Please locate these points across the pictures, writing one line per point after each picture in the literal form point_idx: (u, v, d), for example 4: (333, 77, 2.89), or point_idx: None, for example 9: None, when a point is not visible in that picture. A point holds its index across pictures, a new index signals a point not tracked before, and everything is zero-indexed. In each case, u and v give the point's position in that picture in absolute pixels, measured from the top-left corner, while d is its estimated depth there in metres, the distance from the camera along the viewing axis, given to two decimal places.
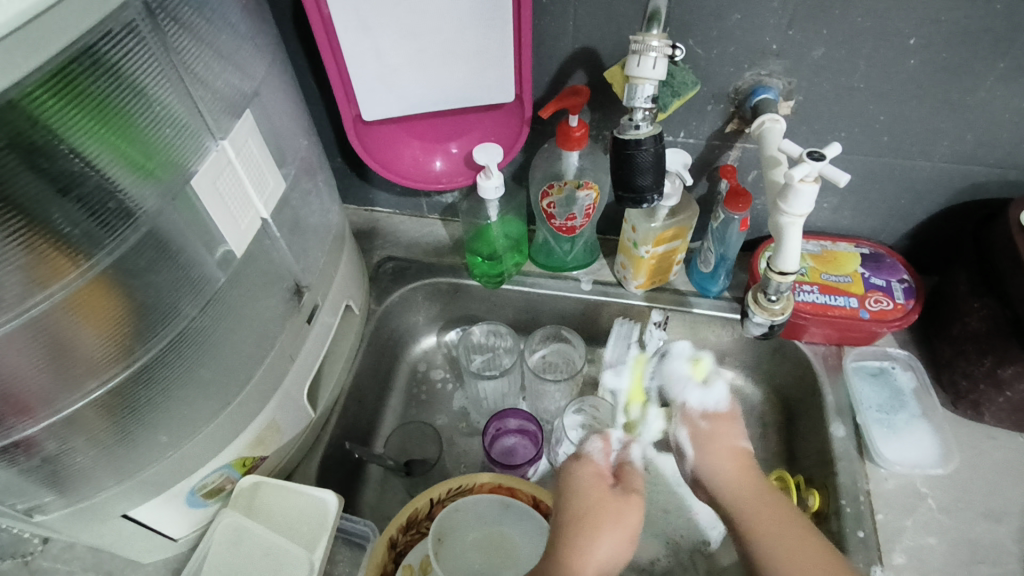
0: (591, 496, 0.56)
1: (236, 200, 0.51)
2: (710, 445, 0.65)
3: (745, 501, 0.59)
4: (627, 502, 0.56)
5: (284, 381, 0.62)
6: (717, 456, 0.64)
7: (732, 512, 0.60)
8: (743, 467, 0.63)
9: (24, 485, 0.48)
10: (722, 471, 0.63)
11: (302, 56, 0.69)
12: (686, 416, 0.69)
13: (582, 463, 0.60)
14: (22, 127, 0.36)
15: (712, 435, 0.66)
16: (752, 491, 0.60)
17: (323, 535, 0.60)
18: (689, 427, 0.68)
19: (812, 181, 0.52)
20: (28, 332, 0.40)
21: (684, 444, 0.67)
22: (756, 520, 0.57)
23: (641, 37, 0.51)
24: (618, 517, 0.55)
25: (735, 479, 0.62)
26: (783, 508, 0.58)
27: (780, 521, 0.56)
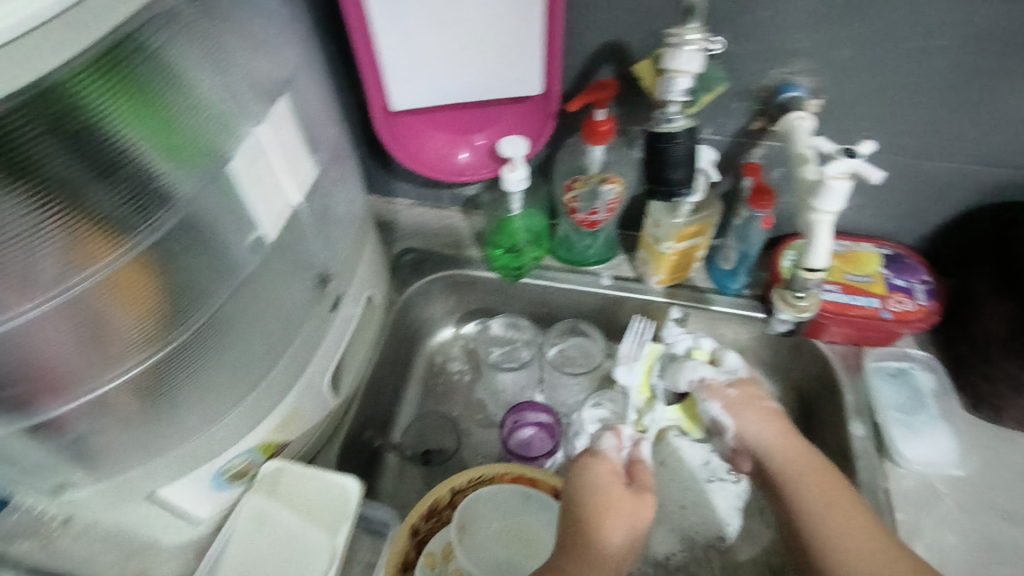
0: (607, 494, 0.55)
1: (269, 186, 0.51)
2: (746, 411, 0.68)
3: (792, 467, 0.62)
4: (643, 502, 0.56)
5: (311, 361, 0.62)
6: (755, 418, 0.67)
7: (779, 476, 0.62)
8: (784, 431, 0.65)
9: (55, 462, 0.49)
10: (766, 436, 0.65)
11: (330, 45, 0.69)
12: (711, 388, 0.71)
13: (598, 460, 0.59)
14: (64, 107, 0.36)
15: (743, 398, 0.69)
16: (799, 457, 0.62)
17: (344, 522, 0.60)
18: (719, 397, 0.70)
19: (845, 178, 0.53)
20: (65, 309, 0.41)
21: (721, 414, 0.69)
22: (805, 484, 0.60)
23: (679, 31, 0.52)
24: (630, 517, 0.54)
25: (781, 446, 0.64)
26: (832, 476, 0.60)
27: (825, 486, 0.59)
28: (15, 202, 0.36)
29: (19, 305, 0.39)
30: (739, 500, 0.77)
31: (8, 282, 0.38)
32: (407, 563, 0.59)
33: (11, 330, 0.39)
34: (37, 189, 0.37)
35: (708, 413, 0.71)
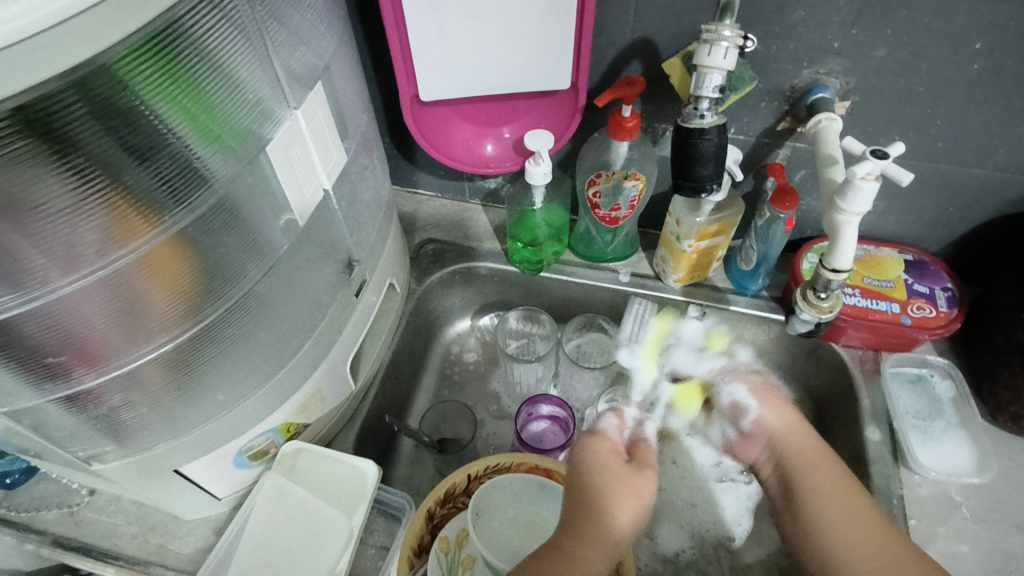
0: (608, 472, 0.55)
1: (304, 169, 0.52)
2: (767, 396, 0.64)
3: (806, 464, 0.59)
4: (643, 478, 0.55)
5: (331, 349, 0.64)
6: (777, 406, 0.63)
7: (792, 471, 0.59)
8: (802, 424, 0.62)
9: (87, 433, 0.50)
10: (786, 428, 0.62)
11: (362, 34, 0.70)
12: (736, 372, 0.68)
13: (596, 439, 0.58)
14: (112, 89, 0.37)
15: (767, 386, 0.66)
16: (813, 454, 0.59)
17: (361, 504, 0.63)
18: (744, 382, 0.67)
19: (873, 179, 0.54)
20: (104, 286, 0.42)
21: (744, 397, 0.65)
22: (815, 483, 0.57)
23: (714, 26, 0.53)
24: (632, 493, 0.54)
25: (798, 439, 0.61)
26: (844, 477, 0.57)
27: (839, 488, 0.56)
28: (59, 179, 0.37)
29: (59, 279, 0.39)
30: (749, 500, 0.77)
31: (51, 255, 0.38)
32: (421, 547, 0.59)
33: (52, 303, 0.40)
34: (79, 168, 0.37)
35: (727, 396, 0.67)
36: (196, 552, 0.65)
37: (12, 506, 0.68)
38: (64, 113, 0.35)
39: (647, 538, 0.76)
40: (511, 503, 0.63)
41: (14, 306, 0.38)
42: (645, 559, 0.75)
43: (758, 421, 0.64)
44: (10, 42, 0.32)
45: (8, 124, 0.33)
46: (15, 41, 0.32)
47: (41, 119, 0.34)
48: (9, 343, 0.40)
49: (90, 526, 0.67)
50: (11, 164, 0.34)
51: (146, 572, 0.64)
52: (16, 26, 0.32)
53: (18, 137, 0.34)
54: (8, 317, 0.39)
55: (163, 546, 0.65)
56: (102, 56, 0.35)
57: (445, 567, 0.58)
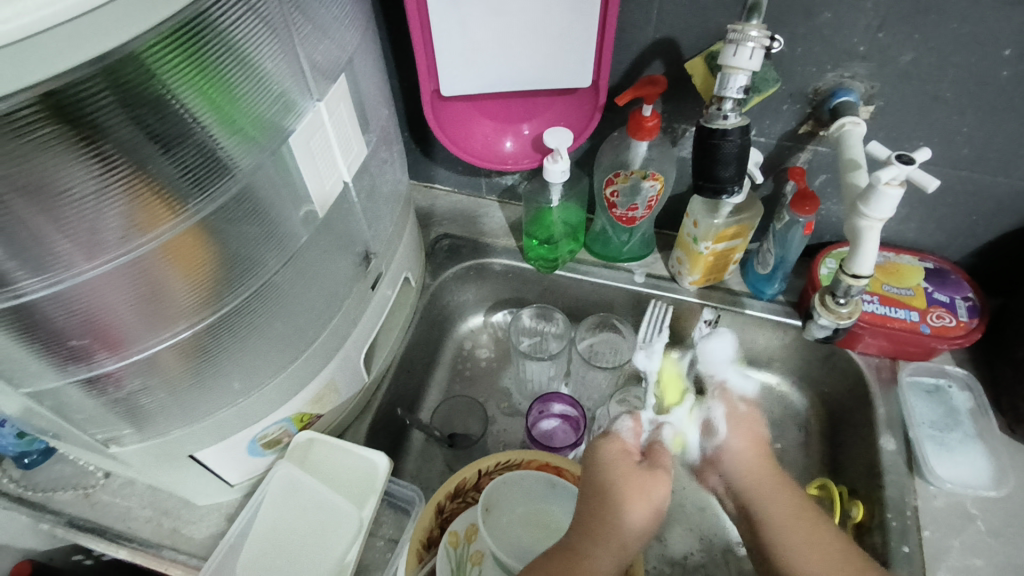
0: (620, 471, 0.55)
1: (325, 161, 0.53)
2: (740, 427, 0.63)
3: (764, 496, 0.58)
4: (655, 478, 0.55)
5: (345, 342, 0.64)
6: (744, 438, 0.62)
7: (749, 505, 0.59)
8: (759, 456, 0.61)
9: (105, 417, 0.50)
10: (745, 461, 0.61)
11: (385, 29, 0.71)
12: (726, 394, 0.66)
13: (609, 437, 0.58)
14: (138, 78, 0.37)
15: (749, 418, 0.64)
16: (769, 485, 0.59)
17: (371, 497, 0.64)
18: (727, 406, 0.65)
19: (897, 184, 0.53)
20: (125, 272, 0.42)
21: (718, 420, 0.64)
22: (771, 515, 0.57)
23: (740, 27, 0.52)
24: (645, 494, 0.53)
25: (755, 472, 0.60)
26: (800, 505, 0.57)
27: (796, 516, 0.56)
28: (84, 166, 0.37)
29: (83, 264, 0.40)
30: None
31: (74, 240, 0.39)
32: (430, 541, 0.59)
33: (75, 287, 0.40)
34: (104, 155, 0.37)
35: (703, 412, 0.66)
36: (208, 537, 0.66)
37: (29, 486, 0.69)
38: (91, 100, 0.35)
39: (655, 540, 0.75)
40: (522, 500, 0.64)
41: (38, 289, 0.39)
42: (652, 561, 0.74)
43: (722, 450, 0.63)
44: (16, 38, 0.30)
45: (36, 110, 0.33)
46: (14, 41, 0.30)
47: (69, 106, 0.35)
48: (32, 325, 0.41)
49: (105, 508, 0.68)
50: (38, 149, 0.35)
51: (159, 555, 0.65)
52: (18, 25, 0.30)
53: (45, 122, 0.34)
54: (32, 299, 0.39)
55: (175, 530, 0.66)
56: (130, 46, 0.35)
57: (453, 562, 0.58)
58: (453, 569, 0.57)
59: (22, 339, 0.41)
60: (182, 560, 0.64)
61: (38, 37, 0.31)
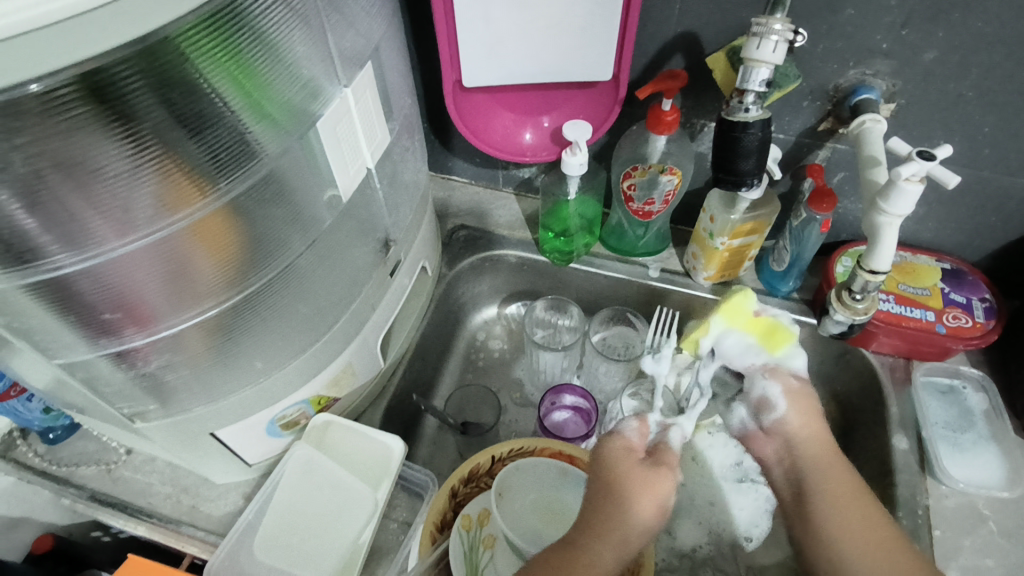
0: (625, 467, 0.54)
1: (350, 147, 0.54)
2: (801, 403, 0.63)
3: (824, 470, 0.58)
4: (659, 475, 0.55)
5: (363, 328, 0.66)
6: (805, 414, 0.62)
7: (804, 476, 0.59)
8: (824, 433, 0.61)
9: (131, 391, 0.52)
10: (809, 433, 0.61)
11: (408, 19, 0.72)
12: (776, 370, 0.65)
13: (615, 436, 0.58)
14: (171, 60, 0.38)
15: (805, 393, 0.64)
16: (830, 462, 0.59)
17: (386, 480, 0.65)
18: (782, 381, 0.64)
19: (917, 180, 0.53)
20: (153, 252, 0.43)
21: (777, 396, 0.63)
22: (828, 487, 0.57)
23: (764, 20, 0.52)
24: (650, 491, 0.53)
25: (816, 444, 0.60)
26: (857, 487, 0.57)
27: (854, 494, 0.56)
28: (117, 145, 0.38)
29: (115, 241, 0.41)
30: (767, 502, 0.76)
31: (107, 217, 0.40)
32: (444, 523, 0.60)
33: (107, 263, 0.41)
34: (138, 135, 0.38)
35: (758, 389, 0.65)
36: (226, 515, 0.67)
37: (53, 460, 0.71)
38: (128, 81, 0.36)
39: (664, 532, 0.76)
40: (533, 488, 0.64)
41: (72, 263, 0.40)
42: (661, 554, 0.75)
43: (781, 423, 0.62)
44: (41, 25, 0.33)
45: (73, 89, 0.34)
46: (17, 33, 0.32)
47: (106, 86, 0.35)
48: (66, 298, 0.42)
49: (126, 484, 0.69)
50: (75, 128, 0.36)
51: (178, 531, 0.66)
52: (21, 19, 0.32)
53: (82, 101, 0.35)
54: (67, 272, 0.40)
55: (194, 507, 0.68)
56: (163, 29, 0.36)
57: (465, 544, 0.59)
58: (466, 553, 0.58)
59: (56, 312, 0.42)
60: (200, 536, 0.66)
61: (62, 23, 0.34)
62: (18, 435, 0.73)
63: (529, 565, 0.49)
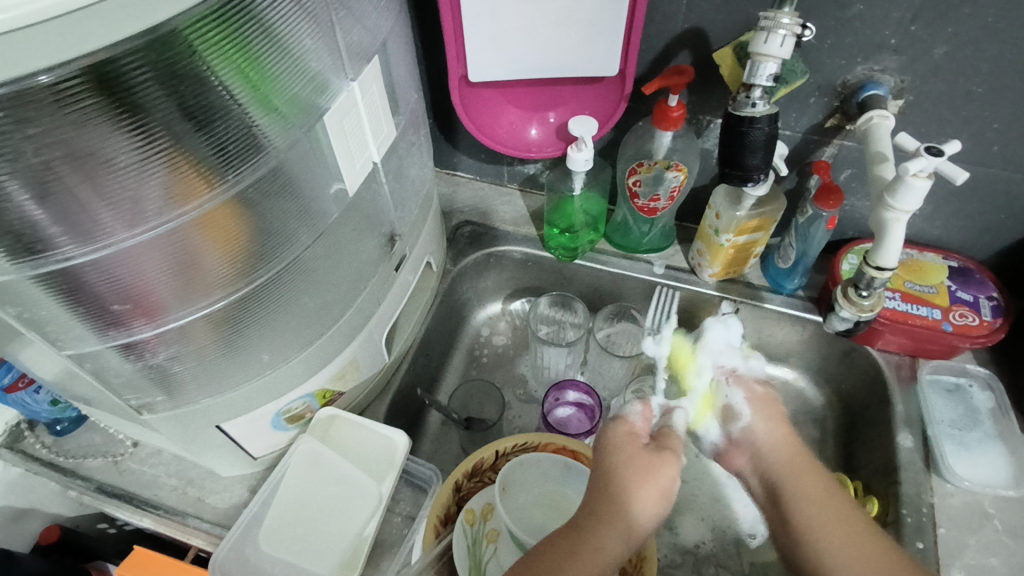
0: (628, 454, 0.54)
1: (356, 141, 0.54)
2: (764, 411, 0.63)
3: (794, 474, 0.58)
4: (661, 459, 0.54)
5: (368, 322, 0.66)
6: (770, 419, 0.63)
7: (779, 481, 0.59)
8: (789, 438, 0.61)
9: (138, 383, 0.52)
10: (773, 439, 0.61)
11: (415, 15, 0.72)
12: (740, 379, 0.67)
13: (617, 421, 0.58)
14: (179, 53, 0.38)
15: (769, 399, 0.65)
16: (800, 466, 0.59)
17: (391, 472, 0.66)
18: (745, 388, 0.66)
19: (925, 176, 0.53)
20: (161, 244, 0.43)
21: (740, 401, 0.65)
22: (801, 489, 0.57)
23: (772, 14, 0.53)
24: (653, 476, 0.53)
25: (785, 451, 0.60)
26: (831, 489, 0.57)
27: (826, 494, 0.56)
28: (126, 137, 0.38)
29: (124, 232, 0.41)
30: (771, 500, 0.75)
31: (115, 209, 0.40)
32: (447, 517, 0.61)
33: (116, 254, 0.42)
34: (146, 128, 0.38)
35: (726, 399, 0.66)
36: (231, 507, 0.68)
37: (61, 452, 0.72)
38: (137, 73, 0.36)
39: (667, 528, 0.76)
40: (538, 483, 0.65)
41: (80, 254, 0.40)
42: (664, 550, 0.75)
43: (748, 433, 0.63)
44: (51, 16, 0.33)
45: (83, 81, 0.34)
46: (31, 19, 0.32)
47: (115, 78, 0.36)
48: (76, 290, 0.42)
49: (132, 476, 0.70)
50: (83, 119, 0.36)
51: (184, 522, 0.67)
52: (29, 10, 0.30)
53: (91, 93, 0.35)
54: (76, 263, 0.40)
55: (200, 499, 0.68)
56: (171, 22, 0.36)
57: (469, 538, 0.59)
58: (469, 546, 0.58)
59: (65, 303, 0.42)
60: (206, 528, 0.66)
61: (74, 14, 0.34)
62: (26, 427, 0.73)
63: (527, 560, 0.50)
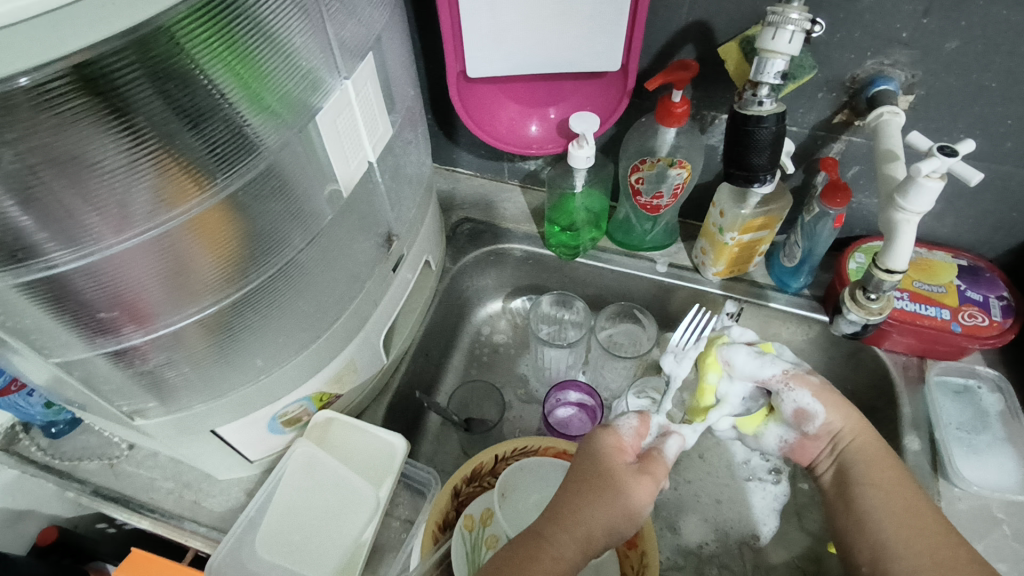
0: (604, 468, 0.51)
1: (350, 141, 0.52)
2: (831, 397, 0.59)
3: (869, 463, 0.57)
4: (637, 481, 0.50)
5: (366, 324, 0.65)
6: (841, 406, 0.59)
7: (851, 468, 0.58)
8: (863, 422, 0.59)
9: (131, 389, 0.51)
10: (852, 427, 0.59)
11: (412, 8, 0.70)
12: (795, 374, 0.60)
13: (606, 430, 0.54)
14: (165, 51, 0.36)
15: (828, 384, 0.60)
16: (877, 454, 0.57)
17: (388, 477, 0.65)
18: (807, 384, 0.59)
19: (938, 177, 0.51)
20: (152, 248, 0.42)
21: (810, 403, 0.59)
22: (871, 477, 0.56)
23: (780, 9, 0.51)
24: (616, 497, 0.50)
25: (862, 438, 0.58)
26: (904, 477, 0.56)
27: (896, 482, 0.56)
28: (112, 139, 0.36)
29: (112, 238, 0.40)
30: (776, 502, 0.76)
31: (104, 214, 0.38)
32: (446, 523, 0.60)
33: (105, 260, 0.40)
34: (134, 129, 0.37)
35: (790, 404, 0.60)
36: (228, 511, 0.67)
37: (56, 455, 0.71)
38: (122, 72, 0.35)
39: (669, 530, 0.75)
40: (539, 488, 0.64)
41: (68, 261, 0.39)
42: (667, 552, 0.74)
43: (826, 427, 0.59)
44: (22, 18, 0.30)
45: (67, 81, 0.33)
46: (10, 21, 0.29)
47: (98, 78, 0.34)
48: (62, 297, 0.41)
49: (129, 478, 0.69)
50: (69, 120, 0.34)
51: (180, 526, 0.66)
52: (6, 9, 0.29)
53: (75, 94, 0.34)
54: (63, 271, 0.39)
55: (196, 503, 0.67)
56: (156, 19, 0.35)
57: (468, 544, 0.58)
58: (468, 553, 0.58)
59: (51, 310, 0.41)
60: (203, 532, 0.66)
61: (63, 9, 0.31)
62: (21, 429, 0.73)
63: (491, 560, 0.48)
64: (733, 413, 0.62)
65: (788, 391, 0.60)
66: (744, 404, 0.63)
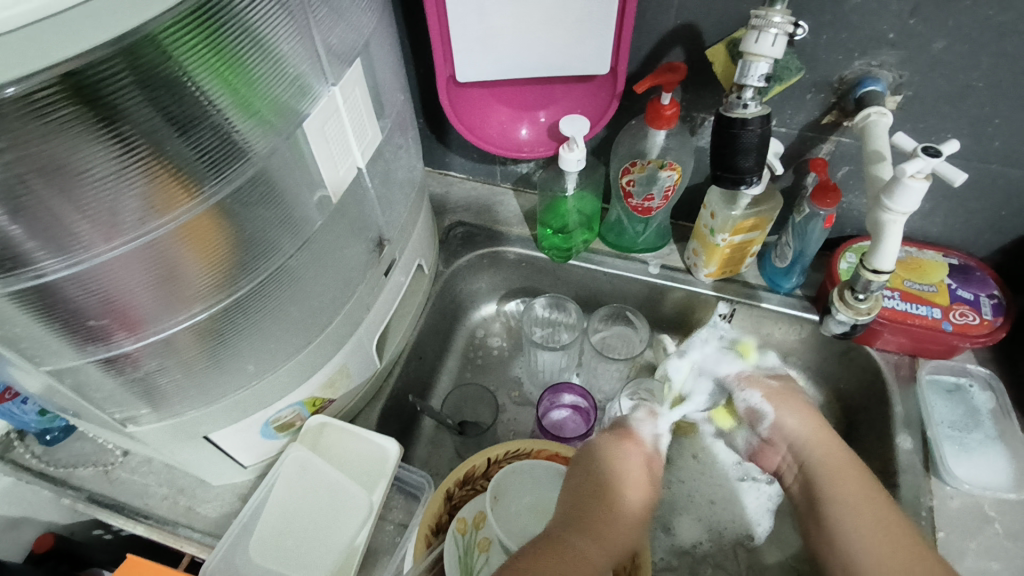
0: (610, 470, 0.55)
1: (339, 146, 0.52)
2: (786, 402, 0.63)
3: (831, 475, 0.57)
4: (633, 483, 0.54)
5: (358, 328, 0.65)
6: (796, 412, 0.62)
7: (815, 479, 0.57)
8: (823, 429, 0.60)
9: (123, 396, 0.51)
10: (809, 434, 0.60)
11: (401, 14, 0.70)
12: (750, 375, 0.66)
13: (604, 437, 0.58)
14: (154, 59, 0.37)
15: (789, 391, 0.64)
16: (840, 464, 0.57)
17: (381, 482, 0.65)
18: (758, 386, 0.65)
19: (923, 177, 0.52)
20: (143, 255, 0.42)
21: (759, 403, 0.64)
22: (835, 491, 0.55)
23: (764, 12, 0.51)
24: (622, 498, 0.53)
25: (822, 446, 0.59)
26: (872, 488, 0.55)
27: (864, 496, 0.54)
28: (102, 147, 0.37)
29: (102, 245, 0.40)
30: (771, 502, 0.76)
31: (93, 221, 0.39)
32: (438, 526, 0.60)
33: (96, 267, 0.40)
34: (123, 137, 0.37)
35: (744, 403, 0.65)
36: (222, 516, 0.67)
37: (51, 462, 0.71)
38: (110, 81, 0.35)
39: (664, 531, 0.75)
40: (530, 492, 0.64)
41: (57, 269, 0.39)
42: (661, 553, 0.74)
43: (779, 429, 0.62)
44: None
45: (57, 90, 0.33)
46: None
47: (86, 87, 0.34)
48: (52, 304, 0.41)
49: (123, 485, 0.69)
50: (58, 130, 0.35)
51: (174, 532, 0.66)
52: None
53: (65, 103, 0.34)
54: (52, 279, 0.39)
55: (190, 509, 0.68)
56: (145, 27, 0.35)
57: (460, 547, 0.58)
58: (461, 555, 0.58)
59: (43, 319, 0.41)
60: (197, 538, 0.66)
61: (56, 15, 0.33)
62: (15, 436, 0.73)
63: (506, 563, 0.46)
64: (699, 406, 0.70)
65: (741, 388, 0.65)
66: (711, 399, 0.69)
